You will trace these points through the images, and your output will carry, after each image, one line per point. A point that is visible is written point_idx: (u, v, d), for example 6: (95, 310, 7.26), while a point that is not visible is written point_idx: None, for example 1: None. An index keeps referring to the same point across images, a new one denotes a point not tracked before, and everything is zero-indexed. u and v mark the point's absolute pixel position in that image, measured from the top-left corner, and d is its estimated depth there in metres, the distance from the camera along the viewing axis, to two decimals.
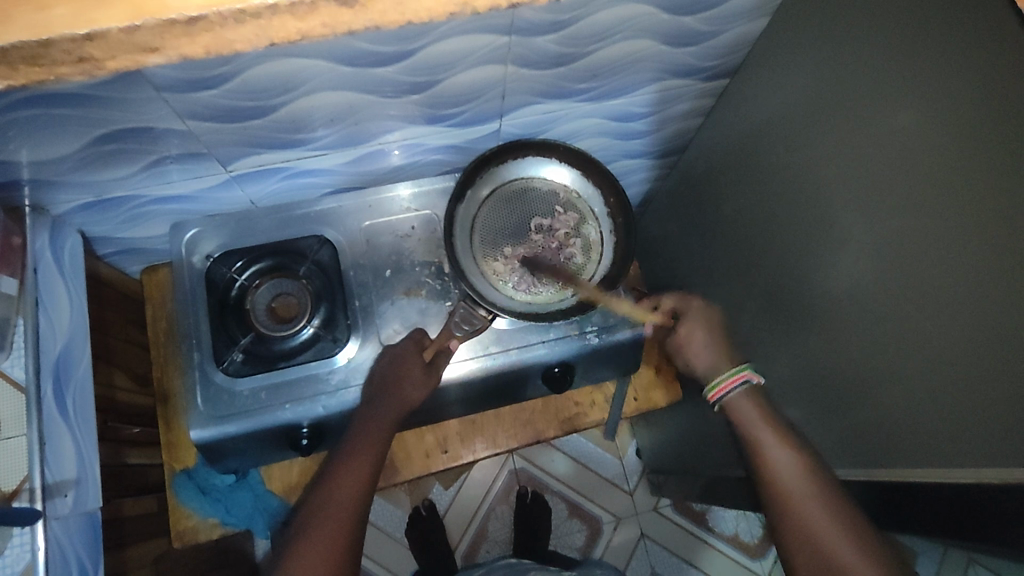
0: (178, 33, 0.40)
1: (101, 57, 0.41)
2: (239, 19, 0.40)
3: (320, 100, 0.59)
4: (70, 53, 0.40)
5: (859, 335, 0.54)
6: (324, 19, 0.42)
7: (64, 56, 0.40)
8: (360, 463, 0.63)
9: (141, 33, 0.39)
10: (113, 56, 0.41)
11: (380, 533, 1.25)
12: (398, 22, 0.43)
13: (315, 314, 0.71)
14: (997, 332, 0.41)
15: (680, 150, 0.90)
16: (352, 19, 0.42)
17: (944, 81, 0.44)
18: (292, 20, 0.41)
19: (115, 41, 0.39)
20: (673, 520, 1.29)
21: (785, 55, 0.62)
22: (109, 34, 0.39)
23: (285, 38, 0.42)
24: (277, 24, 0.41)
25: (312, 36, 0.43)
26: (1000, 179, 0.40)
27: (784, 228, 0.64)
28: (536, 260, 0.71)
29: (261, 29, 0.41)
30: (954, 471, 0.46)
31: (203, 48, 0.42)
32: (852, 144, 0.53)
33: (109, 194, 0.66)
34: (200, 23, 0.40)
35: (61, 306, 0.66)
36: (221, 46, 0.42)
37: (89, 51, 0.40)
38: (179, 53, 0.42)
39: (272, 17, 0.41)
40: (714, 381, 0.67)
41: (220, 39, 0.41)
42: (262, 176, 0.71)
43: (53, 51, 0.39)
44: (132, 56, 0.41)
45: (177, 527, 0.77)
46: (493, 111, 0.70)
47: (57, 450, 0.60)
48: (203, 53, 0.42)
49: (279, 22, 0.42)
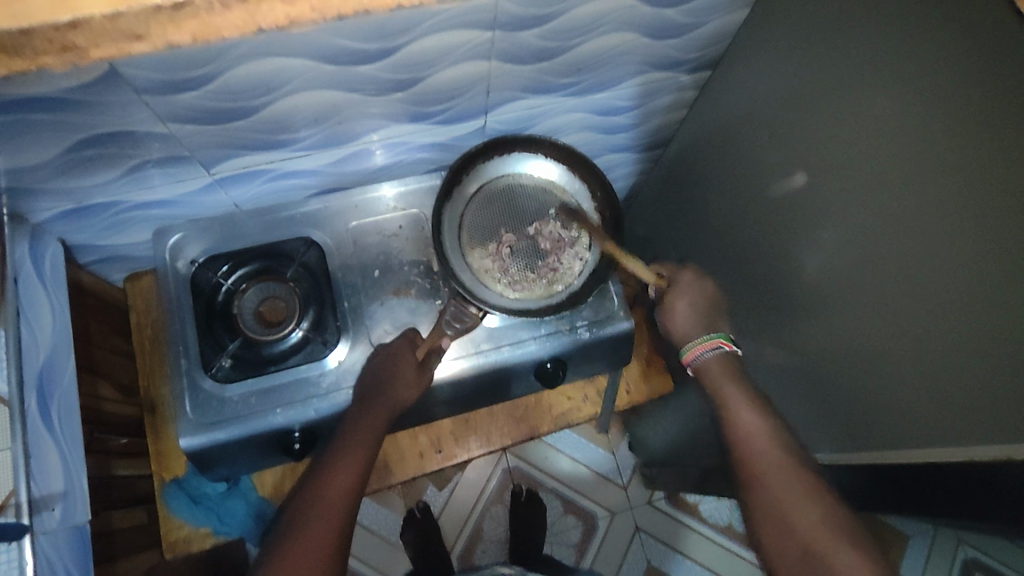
0: (164, 19, 0.42)
1: (86, 46, 0.42)
2: (224, 4, 0.42)
3: (302, 100, 0.59)
4: (54, 42, 0.41)
5: (845, 320, 0.55)
6: (313, 3, 0.44)
7: (45, 44, 0.41)
8: (352, 463, 0.62)
9: (126, 19, 0.41)
10: (98, 45, 0.42)
11: (374, 538, 1.24)
12: (387, 6, 0.46)
13: (303, 318, 0.70)
14: (985, 313, 0.42)
15: (663, 143, 0.91)
16: (340, 4, 0.45)
17: (923, 68, 0.45)
18: (280, 6, 0.43)
19: (99, 27, 0.41)
20: (666, 513, 1.29)
21: (766, 46, 0.63)
22: (92, 21, 0.40)
23: (275, 24, 0.44)
24: (266, 12, 0.44)
25: (302, 21, 0.45)
26: (983, 160, 0.41)
27: (768, 216, 0.64)
28: (518, 260, 0.71)
29: (248, 14, 0.43)
30: (937, 450, 0.47)
31: (189, 35, 0.43)
32: (835, 132, 0.53)
33: (89, 201, 0.65)
34: (186, 10, 0.42)
35: (42, 315, 0.64)
36: (208, 34, 0.44)
37: (75, 40, 0.41)
38: (164, 41, 0.43)
39: (261, 4, 0.43)
40: (689, 342, 0.67)
41: (209, 26, 0.43)
42: (246, 178, 0.70)
43: (34, 40, 0.41)
44: (117, 44, 0.43)
45: (167, 538, 0.76)
46: (478, 108, 0.70)
47: (42, 463, 0.58)
48: (190, 41, 0.44)
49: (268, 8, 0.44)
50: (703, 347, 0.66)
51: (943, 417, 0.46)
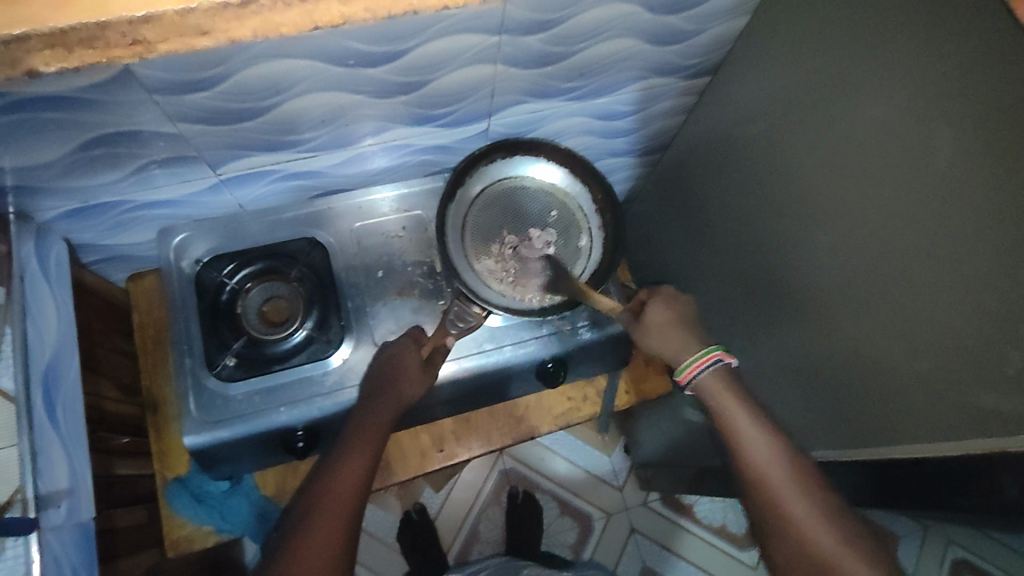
0: (229, 15, 0.45)
1: (153, 40, 0.45)
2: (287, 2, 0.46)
3: (311, 101, 0.60)
4: (124, 36, 0.45)
5: (840, 321, 0.56)
6: (368, 4, 0.48)
7: (117, 37, 0.44)
8: (358, 460, 0.63)
9: (195, 15, 0.45)
10: (166, 40, 0.45)
11: (370, 540, 1.24)
12: (435, 6, 0.50)
13: (307, 317, 0.71)
14: (979, 313, 0.43)
15: (661, 148, 0.92)
16: (393, 3, 0.49)
17: (919, 76, 0.46)
18: (337, 4, 0.48)
19: (169, 23, 0.45)
20: (661, 513, 1.30)
21: (764, 54, 0.64)
22: (164, 16, 0.44)
23: (331, 22, 0.48)
24: (323, 9, 0.48)
25: (355, 21, 0.49)
26: (977, 165, 0.42)
27: (765, 219, 0.66)
28: (517, 267, 0.72)
29: (306, 13, 0.47)
30: (930, 445, 0.49)
31: (250, 32, 0.47)
32: (832, 137, 0.55)
33: (95, 200, 0.66)
34: (250, 7, 0.46)
35: (48, 314, 0.64)
36: (268, 30, 0.47)
37: (143, 34, 0.45)
38: (227, 36, 0.47)
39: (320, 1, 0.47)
40: (682, 364, 0.65)
41: (269, 22, 0.46)
42: (251, 179, 0.71)
43: (109, 33, 0.44)
44: (183, 40, 0.46)
45: (169, 537, 0.76)
46: (482, 111, 0.71)
47: (48, 460, 0.58)
48: (251, 36, 0.47)
49: (324, 8, 0.48)
50: (700, 364, 0.64)
51: (938, 413, 0.48)
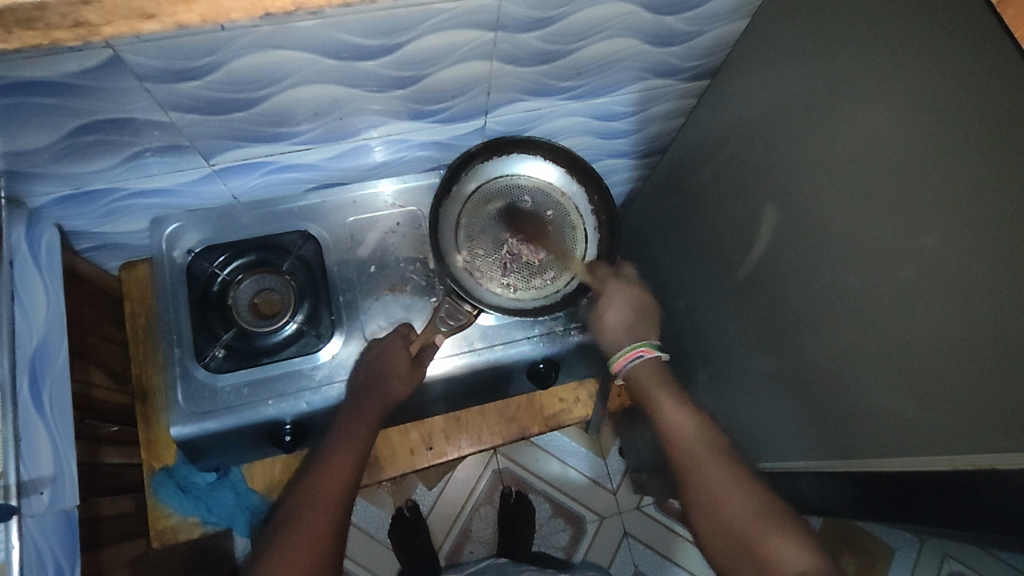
0: None
1: (97, 22, 0.43)
2: None
3: (304, 92, 0.59)
4: (66, 18, 0.43)
5: (832, 328, 0.55)
6: None
7: (59, 19, 0.43)
8: (345, 455, 0.62)
9: None
10: (109, 22, 0.44)
11: (361, 535, 1.23)
12: None
13: (298, 311, 0.71)
14: (976, 326, 0.42)
15: (660, 150, 0.91)
16: None
17: (916, 86, 0.45)
18: None
19: (112, 6, 0.43)
20: (655, 518, 1.30)
21: (764, 59, 0.64)
22: None
23: (283, 9, 0.46)
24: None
25: (309, 7, 0.46)
26: (976, 176, 0.41)
27: (760, 224, 0.65)
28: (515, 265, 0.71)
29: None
30: (920, 458, 0.48)
31: (199, 16, 0.45)
32: (829, 144, 0.54)
33: (87, 186, 0.65)
34: None
35: (38, 299, 0.64)
36: (217, 15, 0.45)
37: (85, 16, 0.43)
38: (174, 20, 0.45)
39: None
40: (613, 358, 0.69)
41: (217, 6, 0.44)
42: (244, 171, 0.70)
43: (49, 14, 0.42)
44: (129, 22, 0.44)
45: (156, 526, 0.80)
46: (478, 108, 0.71)
47: (34, 448, 0.58)
48: (199, 21, 0.45)
49: None
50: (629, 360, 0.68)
51: (927, 426, 0.47)
